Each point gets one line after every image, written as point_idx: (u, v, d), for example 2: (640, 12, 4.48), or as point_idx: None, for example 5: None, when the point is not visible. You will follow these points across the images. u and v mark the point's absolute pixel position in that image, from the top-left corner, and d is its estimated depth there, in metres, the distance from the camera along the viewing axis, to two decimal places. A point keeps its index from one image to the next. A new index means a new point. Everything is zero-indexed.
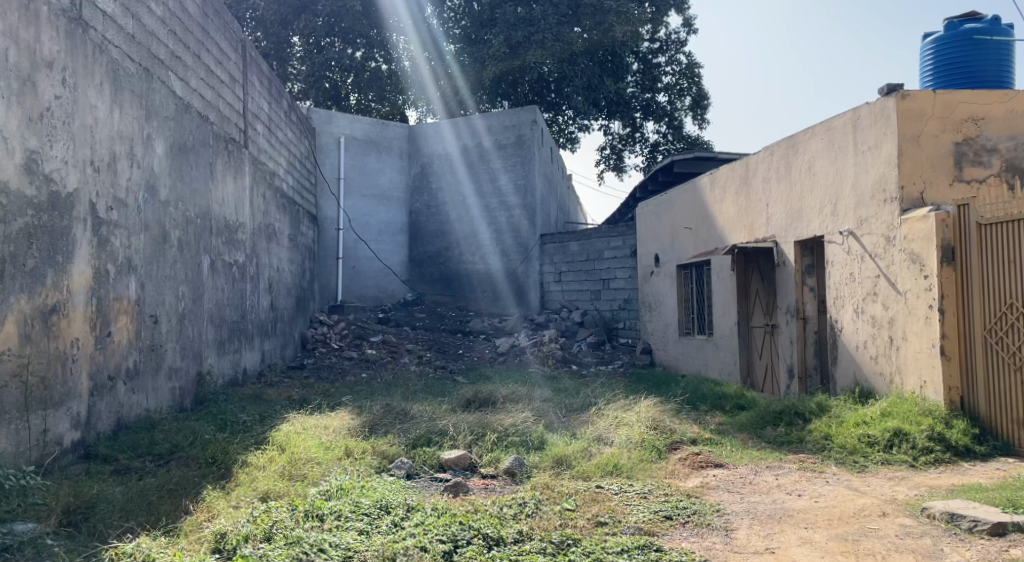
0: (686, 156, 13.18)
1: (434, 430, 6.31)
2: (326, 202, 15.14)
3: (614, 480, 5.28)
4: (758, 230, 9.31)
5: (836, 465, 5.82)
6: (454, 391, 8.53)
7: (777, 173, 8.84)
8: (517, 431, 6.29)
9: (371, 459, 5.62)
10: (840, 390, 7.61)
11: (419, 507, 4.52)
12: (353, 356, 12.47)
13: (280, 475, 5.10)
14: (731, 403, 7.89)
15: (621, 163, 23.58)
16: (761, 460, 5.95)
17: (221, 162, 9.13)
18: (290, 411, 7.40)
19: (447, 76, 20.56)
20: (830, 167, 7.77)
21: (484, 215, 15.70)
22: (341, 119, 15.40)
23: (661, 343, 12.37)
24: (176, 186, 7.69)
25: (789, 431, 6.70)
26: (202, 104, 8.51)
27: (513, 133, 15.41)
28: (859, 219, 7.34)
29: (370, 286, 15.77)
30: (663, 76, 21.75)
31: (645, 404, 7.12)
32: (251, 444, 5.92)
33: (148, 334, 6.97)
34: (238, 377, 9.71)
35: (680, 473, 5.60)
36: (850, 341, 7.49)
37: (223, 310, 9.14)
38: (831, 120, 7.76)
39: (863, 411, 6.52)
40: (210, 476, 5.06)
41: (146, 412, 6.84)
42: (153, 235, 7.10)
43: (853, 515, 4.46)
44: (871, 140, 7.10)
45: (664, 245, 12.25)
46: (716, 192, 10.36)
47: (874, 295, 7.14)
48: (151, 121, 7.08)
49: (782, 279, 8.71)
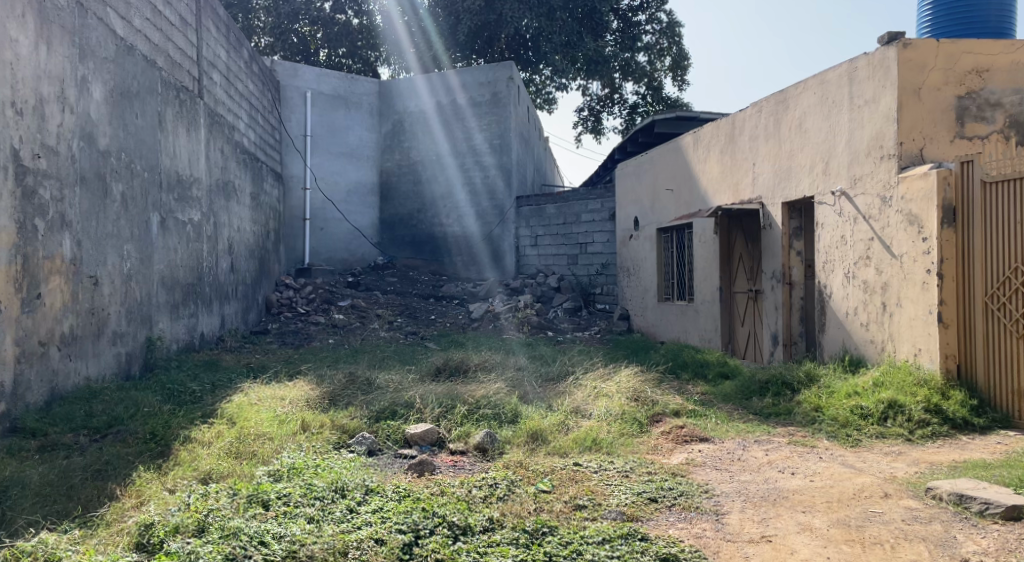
0: (668, 115, 12.66)
1: (399, 401, 5.85)
2: (292, 160, 14.46)
3: (592, 457, 4.87)
4: (743, 192, 8.86)
5: (828, 440, 5.42)
6: (424, 358, 8.08)
7: (765, 131, 8.38)
8: (488, 403, 5.83)
9: (329, 434, 5.15)
10: (827, 359, 7.24)
11: (379, 491, 4.06)
12: (320, 321, 11.92)
13: (226, 453, 4.61)
14: (714, 371, 7.53)
15: (599, 125, 23.03)
16: (749, 434, 5.56)
17: (172, 112, 8.47)
18: (245, 380, 6.90)
19: (421, 31, 19.70)
20: (823, 123, 7.32)
21: (460, 174, 15.07)
22: (307, 72, 14.66)
23: (639, 309, 12.00)
24: (118, 136, 7.05)
25: (776, 402, 6.31)
26: (148, 47, 7.85)
27: (488, 90, 14.78)
28: (852, 178, 6.92)
29: (339, 249, 15.16)
30: (643, 35, 20.81)
31: (625, 373, 6.72)
32: (196, 417, 5.41)
33: (88, 295, 6.41)
34: (193, 342, 9.15)
35: (663, 449, 5.21)
36: (839, 308, 7.11)
37: (175, 271, 8.54)
38: (825, 73, 7.31)
39: (854, 380, 6.13)
40: (148, 453, 4.56)
41: (86, 381, 6.30)
42: (92, 189, 6.51)
43: (854, 497, 4.10)
44: (869, 93, 6.67)
45: (644, 207, 11.79)
46: (700, 152, 9.89)
47: (866, 259, 6.74)
48: (85, 61, 6.44)
49: (767, 243, 8.27)
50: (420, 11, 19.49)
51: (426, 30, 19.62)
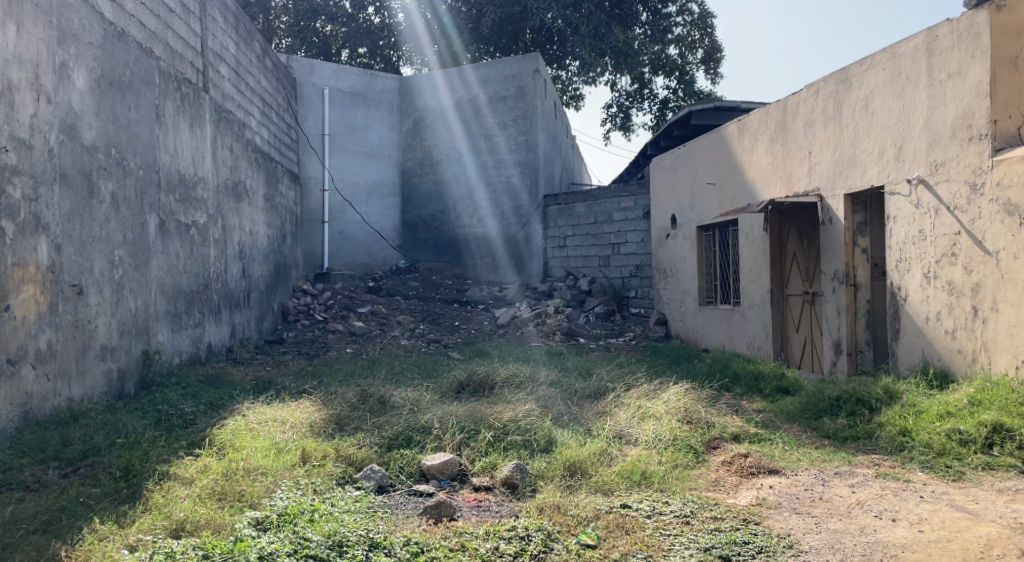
0: (706, 105, 11.78)
1: (415, 426, 5.07)
2: (309, 160, 13.80)
3: (643, 497, 4.06)
4: (797, 183, 7.95)
5: (924, 472, 4.55)
6: (448, 371, 7.33)
7: (822, 115, 7.47)
8: (518, 428, 5.02)
9: (332, 467, 4.41)
10: (904, 371, 6.31)
11: (386, 547, 3.30)
12: (339, 329, 11.24)
13: (206, 495, 3.87)
14: (772, 386, 6.67)
15: (628, 122, 22.10)
16: (826, 464, 4.72)
17: (172, 107, 7.81)
18: (244, 399, 6.19)
19: (437, 24, 19.04)
20: (895, 103, 6.43)
21: (498, 171, 14.19)
22: (324, 69, 14.04)
23: (678, 313, 11.14)
24: (107, 129, 6.39)
25: (853, 423, 5.41)
26: (143, 33, 7.21)
27: (514, 84, 14.01)
28: (932, 163, 6.02)
29: (359, 253, 14.50)
30: (674, 27, 19.98)
31: (673, 390, 5.90)
32: (182, 447, 4.69)
33: (70, 307, 5.75)
34: (199, 354, 8.49)
35: (726, 484, 4.39)
36: (917, 313, 6.18)
37: (177, 278, 7.88)
38: (897, 46, 6.42)
39: (946, 398, 5.22)
40: (114, 497, 3.85)
41: (68, 403, 5.64)
42: (75, 188, 5.86)
43: (980, 557, 3.31)
44: (954, 65, 5.80)
45: (682, 204, 10.90)
46: (746, 142, 9.00)
47: (951, 257, 5.85)
48: (66, 45, 5.80)
49: (826, 240, 7.38)
50: (435, 5, 18.87)
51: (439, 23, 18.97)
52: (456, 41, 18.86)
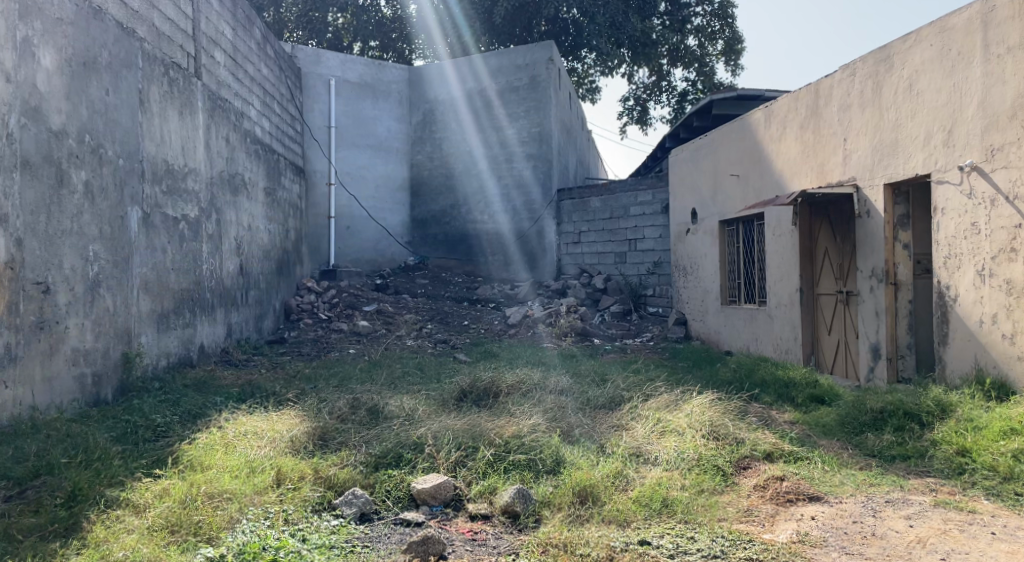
0: (728, 94, 11.14)
1: (406, 442, 4.52)
2: (314, 153, 13.28)
3: (664, 531, 3.50)
4: (830, 174, 7.30)
5: (990, 501, 3.96)
6: (451, 376, 6.78)
7: (860, 98, 6.82)
8: (522, 446, 4.44)
9: (309, 492, 3.85)
10: (954, 380, 5.69)
11: None
12: (343, 328, 10.74)
13: (158, 528, 3.35)
14: (805, 394, 6.06)
15: (645, 115, 21.46)
16: (875, 490, 4.11)
17: (159, 92, 7.31)
18: (226, 409, 5.66)
19: (446, 14, 18.38)
20: (944, 84, 5.80)
21: (511, 164, 13.61)
22: (331, 58, 13.49)
23: (698, 313, 10.54)
24: (79, 111, 5.88)
25: (900, 440, 4.79)
26: (124, 12, 6.69)
27: (527, 73, 13.42)
28: (987, 149, 5.40)
29: (367, 249, 14.00)
30: (693, 17, 19.27)
31: (698, 400, 5.32)
32: (143, 468, 4.16)
33: (34, 307, 5.27)
34: (191, 356, 8.01)
35: (761, 514, 3.79)
36: (969, 316, 5.55)
37: (165, 275, 7.38)
38: (947, 18, 5.77)
39: (1009, 411, 4.59)
40: (52, 534, 3.35)
41: (31, 412, 5.16)
42: (40, 176, 5.37)
43: None
44: (1016, 37, 5.18)
45: (703, 198, 10.27)
46: (773, 130, 8.36)
47: (1011, 252, 5.22)
48: (29, 20, 5.31)
49: (862, 235, 6.74)
50: None
51: (452, 15, 18.21)
52: (467, 35, 18.16)
